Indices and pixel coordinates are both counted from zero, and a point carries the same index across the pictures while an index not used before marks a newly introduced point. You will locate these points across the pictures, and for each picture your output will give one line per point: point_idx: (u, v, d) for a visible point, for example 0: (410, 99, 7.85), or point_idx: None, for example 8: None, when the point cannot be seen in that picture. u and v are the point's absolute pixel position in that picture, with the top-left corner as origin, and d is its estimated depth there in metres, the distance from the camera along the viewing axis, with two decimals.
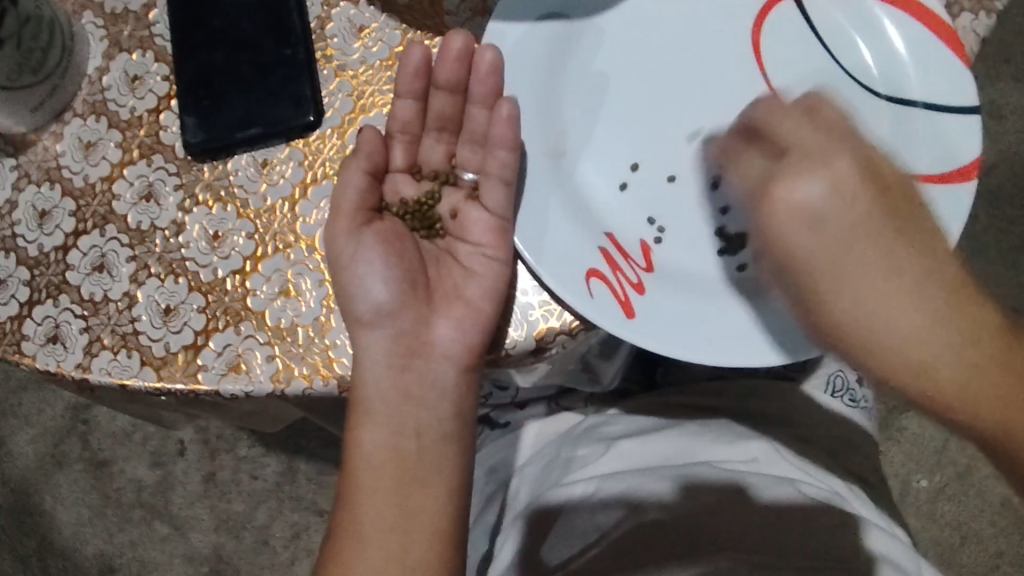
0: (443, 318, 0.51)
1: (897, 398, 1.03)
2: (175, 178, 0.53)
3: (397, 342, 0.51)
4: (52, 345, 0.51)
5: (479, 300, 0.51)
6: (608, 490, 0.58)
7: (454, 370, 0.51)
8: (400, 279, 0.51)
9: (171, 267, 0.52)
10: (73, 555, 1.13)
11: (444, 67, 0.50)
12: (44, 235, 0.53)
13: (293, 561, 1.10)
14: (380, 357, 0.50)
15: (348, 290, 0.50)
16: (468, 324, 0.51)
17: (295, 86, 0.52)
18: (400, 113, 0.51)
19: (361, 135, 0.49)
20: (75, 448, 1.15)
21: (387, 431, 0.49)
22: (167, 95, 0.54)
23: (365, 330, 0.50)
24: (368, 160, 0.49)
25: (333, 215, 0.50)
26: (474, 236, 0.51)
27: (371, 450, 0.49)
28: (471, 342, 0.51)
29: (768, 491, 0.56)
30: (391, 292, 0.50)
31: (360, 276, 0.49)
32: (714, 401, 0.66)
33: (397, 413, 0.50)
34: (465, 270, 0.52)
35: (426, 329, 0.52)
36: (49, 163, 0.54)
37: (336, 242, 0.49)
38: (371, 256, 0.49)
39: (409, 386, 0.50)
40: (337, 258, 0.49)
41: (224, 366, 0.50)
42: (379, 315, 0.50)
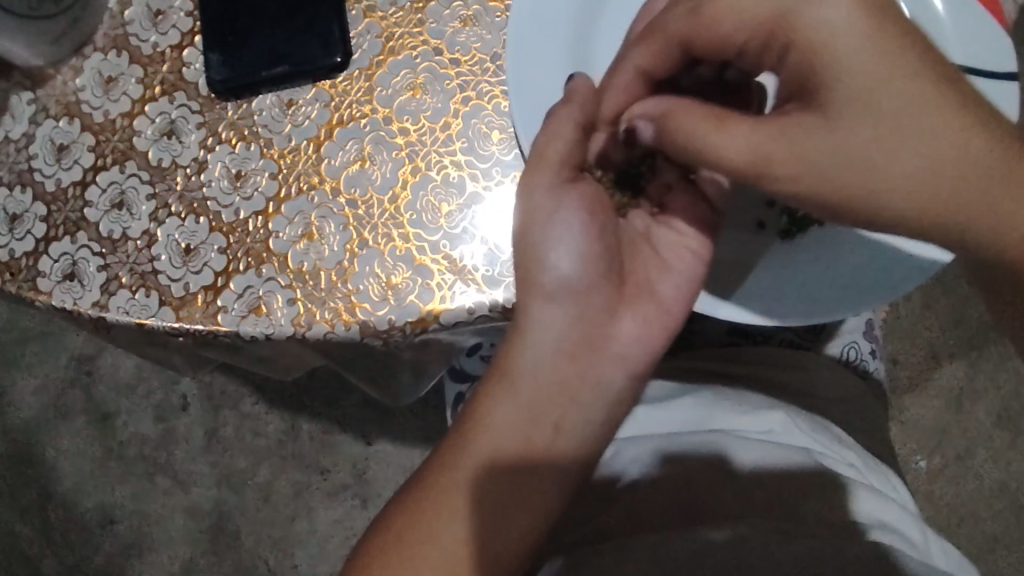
0: (631, 312, 0.51)
1: (902, 378, 1.03)
2: (198, 116, 0.52)
3: (574, 329, 0.49)
4: (69, 283, 0.50)
5: (673, 300, 0.51)
6: (627, 452, 0.59)
7: (624, 376, 0.50)
8: (589, 257, 0.50)
9: (191, 206, 0.51)
10: (74, 506, 1.14)
11: (641, 27, 0.49)
12: (62, 170, 0.52)
13: (294, 518, 1.11)
14: (553, 336, 0.49)
15: (535, 254, 0.48)
16: (654, 324, 0.51)
17: (323, 25, 0.51)
18: (628, 63, 0.50)
19: (574, 83, 0.48)
20: (80, 399, 1.15)
21: (521, 415, 0.47)
22: (191, 31, 0.53)
23: (543, 303, 0.48)
24: (580, 110, 0.47)
25: (535, 160, 0.47)
26: (681, 225, 0.52)
27: (499, 426, 0.47)
28: (647, 344, 0.51)
29: (769, 453, 0.57)
30: (574, 265, 0.49)
31: (550, 240, 0.48)
32: (730, 366, 0.65)
33: (549, 401, 0.48)
34: (660, 264, 0.52)
35: (609, 321, 0.50)
36: (68, 97, 0.53)
37: (534, 194, 0.48)
38: (568, 219, 0.48)
39: (569, 379, 0.48)
40: (530, 217, 0.48)
41: (244, 308, 0.49)
42: (562, 290, 0.49)
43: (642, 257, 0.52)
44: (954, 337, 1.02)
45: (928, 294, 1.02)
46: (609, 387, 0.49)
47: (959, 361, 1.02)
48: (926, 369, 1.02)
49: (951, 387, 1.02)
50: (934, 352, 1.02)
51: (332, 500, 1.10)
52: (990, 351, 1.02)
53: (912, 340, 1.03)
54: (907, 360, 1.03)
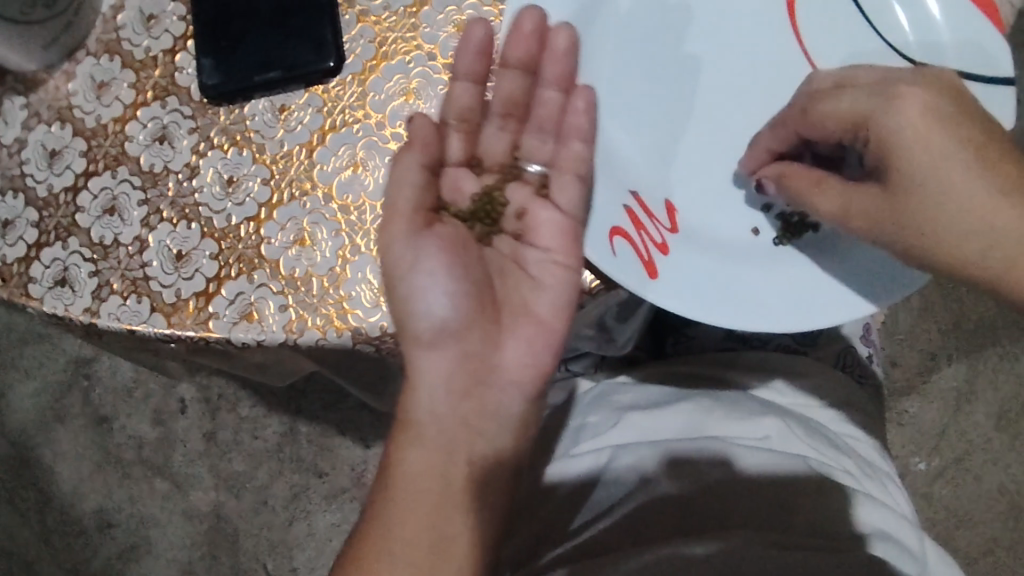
0: (514, 339, 0.52)
1: (901, 380, 1.02)
2: (190, 121, 0.52)
3: (461, 367, 0.50)
4: (60, 288, 0.50)
5: (551, 317, 0.51)
6: (622, 459, 0.58)
7: (520, 399, 0.52)
8: (461, 295, 0.49)
9: (183, 212, 0.51)
10: (72, 510, 1.14)
11: (514, 46, 0.48)
12: (54, 175, 0.52)
13: (292, 521, 1.10)
14: (441, 381, 0.49)
15: (404, 303, 0.48)
16: (539, 345, 0.52)
17: (316, 30, 0.50)
18: (458, 97, 0.50)
19: (414, 123, 0.48)
20: (77, 402, 1.14)
21: (437, 453, 0.48)
22: (183, 36, 0.53)
23: (425, 352, 0.49)
24: (423, 153, 0.48)
25: (387, 214, 0.48)
26: (546, 241, 0.51)
27: (411, 472, 0.47)
28: (537, 364, 0.52)
29: (765, 463, 0.56)
30: (452, 308, 0.49)
31: (420, 289, 0.48)
32: (726, 370, 0.65)
33: (450, 439, 0.49)
34: (532, 284, 0.52)
35: (493, 351, 0.51)
36: (60, 102, 0.53)
37: (393, 246, 0.47)
38: (431, 266, 0.48)
39: (468, 415, 0.50)
40: (393, 268, 0.47)
41: (236, 314, 0.49)
42: (440, 335, 0.49)
43: (514, 282, 0.53)
44: (953, 339, 1.02)
45: (928, 296, 1.02)
46: (510, 410, 0.51)
47: (958, 364, 1.02)
48: (926, 372, 1.02)
49: (950, 390, 1.02)
50: (933, 353, 1.02)
51: (330, 503, 1.10)
52: (989, 352, 1.01)
53: (912, 342, 1.02)
54: (906, 362, 1.02)
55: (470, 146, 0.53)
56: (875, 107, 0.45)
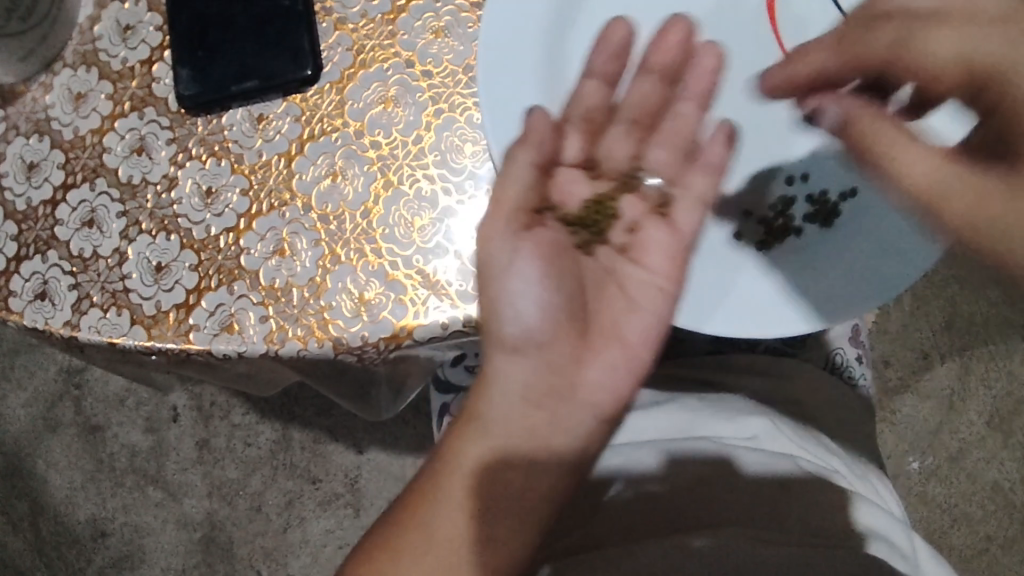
0: (596, 361, 0.52)
1: (893, 379, 1.02)
2: (168, 132, 0.52)
3: (540, 378, 0.51)
4: (40, 302, 0.50)
5: (637, 343, 0.53)
6: (609, 460, 0.59)
7: (592, 418, 0.51)
8: (548, 302, 0.50)
9: (162, 223, 0.51)
10: (66, 519, 1.13)
11: (664, 54, 0.51)
12: (32, 188, 0.52)
13: (286, 528, 1.10)
14: (519, 385, 0.50)
15: (497, 305, 0.48)
16: (620, 368, 0.52)
17: (293, 39, 0.50)
18: (588, 95, 0.51)
19: (534, 120, 0.47)
20: (68, 412, 1.14)
21: (498, 453, 0.49)
22: (160, 46, 0.52)
23: (508, 354, 0.50)
24: (535, 151, 0.47)
25: (493, 206, 0.48)
26: (652, 261, 0.52)
27: (469, 468, 0.48)
28: (614, 388, 0.52)
29: (752, 462, 0.56)
30: (536, 315, 0.50)
31: (512, 292, 0.48)
32: (712, 373, 0.65)
33: (523, 445, 0.49)
34: (625, 304, 0.53)
35: (577, 368, 0.52)
36: (38, 114, 0.52)
37: (491, 247, 0.48)
38: (529, 273, 0.49)
39: (537, 426, 0.50)
40: (487, 269, 0.48)
41: (217, 326, 0.49)
42: (524, 340, 0.50)
43: (605, 302, 0.53)
44: (945, 338, 1.01)
45: (919, 294, 1.01)
46: (580, 427, 0.51)
47: (951, 362, 1.02)
48: (918, 370, 1.02)
49: (943, 388, 1.02)
50: (925, 352, 1.02)
51: (323, 509, 1.09)
52: (980, 351, 1.01)
53: (904, 341, 1.02)
54: (898, 361, 1.02)
55: (589, 151, 0.54)
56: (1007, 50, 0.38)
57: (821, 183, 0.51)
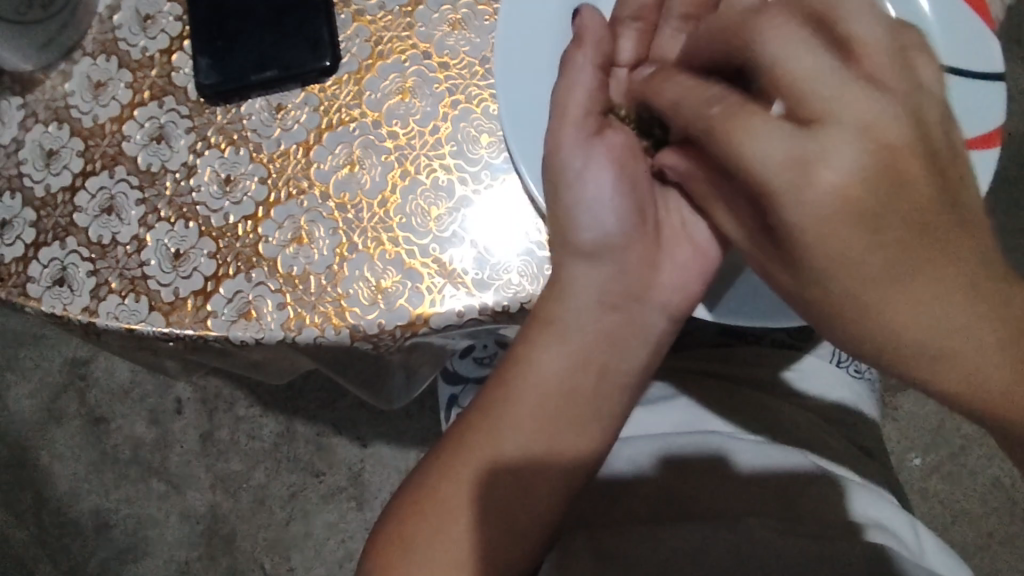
0: (669, 258, 0.50)
1: (895, 376, 1.03)
2: (187, 121, 0.52)
3: (614, 280, 0.49)
4: (58, 288, 0.51)
5: (707, 237, 0.50)
6: (622, 451, 0.59)
7: (666, 318, 0.50)
8: (624, 204, 0.49)
9: (181, 211, 0.51)
10: (70, 510, 1.14)
11: None
12: (51, 175, 0.52)
13: (290, 521, 1.10)
14: (595, 286, 0.48)
15: (569, 211, 0.48)
16: (692, 265, 0.50)
17: (312, 29, 0.51)
18: None
19: (585, 20, 0.48)
20: (74, 403, 1.14)
21: (570, 360, 0.48)
22: (180, 35, 0.53)
23: (580, 259, 0.48)
24: (596, 50, 0.48)
25: (557, 118, 0.48)
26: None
27: (545, 372, 0.47)
28: (688, 289, 0.49)
29: (761, 455, 0.56)
30: (610, 215, 0.49)
31: (585, 195, 0.48)
32: (720, 366, 0.66)
33: (593, 350, 0.48)
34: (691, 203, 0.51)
35: (651, 270, 0.50)
36: (57, 102, 0.53)
37: (564, 152, 0.47)
38: (602, 172, 0.48)
39: (612, 328, 0.49)
40: (559, 174, 0.47)
41: (234, 313, 0.49)
42: (599, 247, 0.48)
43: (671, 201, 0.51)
44: None
45: None
46: (653, 328, 0.49)
47: None
48: None
49: None
50: None
51: (327, 502, 1.10)
52: None
53: None
54: None
55: (644, 49, 0.51)
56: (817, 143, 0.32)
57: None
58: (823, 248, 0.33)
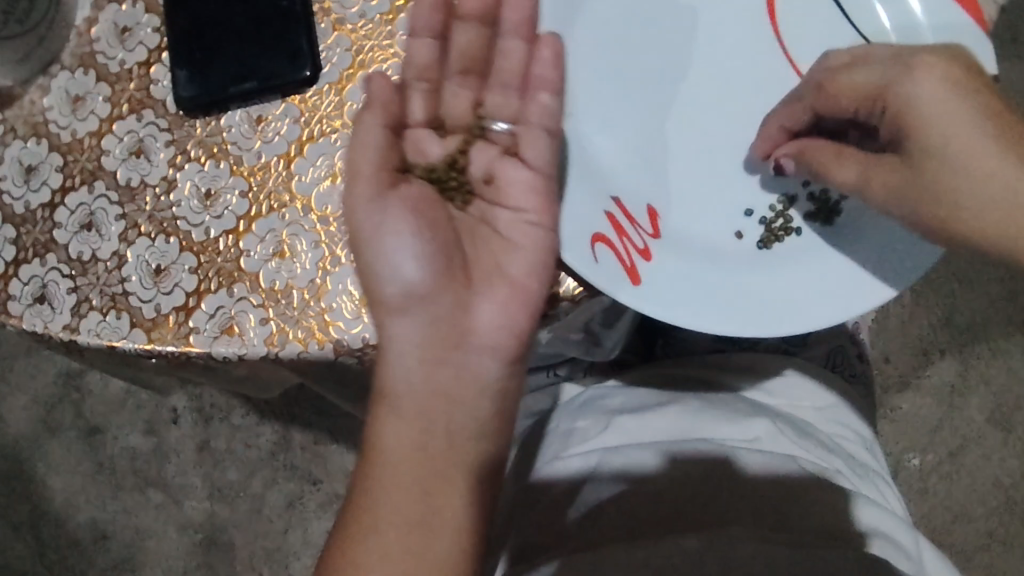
0: (485, 299, 0.49)
1: (893, 376, 1.02)
2: (167, 135, 0.51)
3: (431, 330, 0.47)
4: (39, 306, 0.50)
5: (524, 278, 0.49)
6: (611, 462, 0.57)
7: (497, 364, 0.48)
8: (430, 256, 0.47)
9: (162, 226, 0.50)
10: (67, 522, 1.13)
11: None
12: (30, 192, 0.51)
13: (287, 529, 1.10)
14: (414, 343, 0.47)
15: (372, 266, 0.47)
16: (512, 305, 0.48)
17: (291, 39, 0.50)
18: (418, 54, 0.49)
19: (371, 82, 0.47)
20: (69, 414, 1.13)
21: (414, 425, 0.45)
22: (158, 48, 0.52)
23: (394, 316, 0.47)
24: (383, 113, 0.47)
25: (351, 178, 0.47)
26: (515, 200, 0.50)
27: (391, 444, 0.45)
28: (514, 327, 0.48)
29: (756, 462, 0.56)
30: (420, 270, 0.47)
31: (388, 251, 0.46)
32: (714, 372, 0.65)
33: (431, 408, 0.46)
34: (502, 243, 0.50)
35: (464, 315, 0.48)
36: (36, 117, 0.52)
37: (358, 212, 0.46)
38: (399, 227, 0.46)
39: (442, 385, 0.47)
40: (358, 233, 0.46)
41: (216, 329, 0.48)
42: (409, 299, 0.47)
43: (480, 242, 0.51)
44: (943, 335, 1.01)
45: (919, 290, 1.01)
46: (484, 377, 0.48)
47: (951, 358, 1.01)
48: (918, 367, 1.02)
49: (943, 384, 1.02)
50: (926, 348, 1.02)
51: (324, 511, 1.09)
52: (981, 347, 1.01)
53: (905, 339, 1.02)
54: (898, 359, 1.02)
55: (433, 108, 0.52)
56: (891, 78, 0.46)
57: (822, 183, 0.51)
58: (954, 124, 0.44)
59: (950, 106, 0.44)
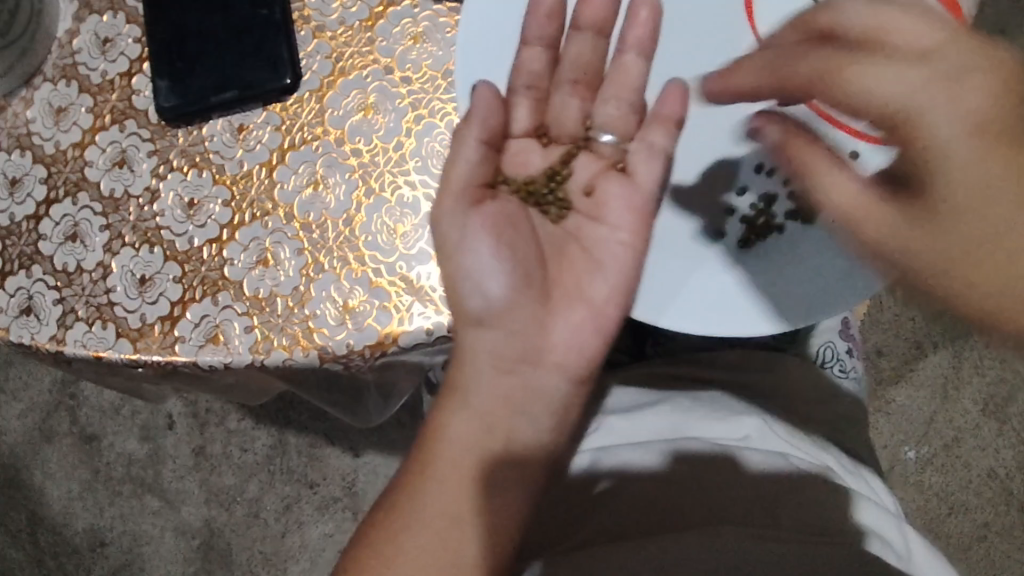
0: (563, 317, 0.50)
1: (886, 369, 1.02)
2: (149, 145, 0.52)
3: (509, 344, 0.48)
4: (25, 317, 0.50)
5: (604, 302, 0.50)
6: (606, 463, 0.58)
7: (565, 381, 0.49)
8: (516, 269, 0.49)
9: (145, 236, 0.51)
10: (64, 530, 1.13)
11: (592, 11, 0.49)
12: (15, 204, 0.52)
13: (284, 533, 1.10)
14: (492, 352, 0.48)
15: (456, 277, 0.48)
16: (587, 326, 0.50)
17: (271, 48, 0.50)
18: (528, 62, 0.49)
19: (476, 95, 0.45)
20: (64, 422, 1.13)
21: (479, 425, 0.46)
22: (140, 58, 0.52)
23: (474, 328, 0.48)
24: (482, 128, 0.46)
25: (441, 188, 0.48)
26: (611, 219, 0.50)
27: (454, 441, 0.46)
28: (587, 350, 0.50)
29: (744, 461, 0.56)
30: (506, 284, 0.48)
31: (473, 264, 0.47)
32: (705, 370, 0.65)
33: (498, 416, 0.47)
34: (590, 264, 0.51)
35: (543, 329, 0.50)
36: (19, 129, 0.52)
37: (443, 224, 0.47)
38: (485, 241, 0.48)
39: (512, 394, 0.48)
40: (444, 245, 0.48)
41: (202, 337, 0.49)
42: (490, 312, 0.48)
43: (567, 263, 0.51)
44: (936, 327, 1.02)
45: None
46: (552, 393, 0.49)
47: (944, 351, 1.02)
48: (911, 360, 1.02)
49: (937, 376, 1.02)
50: (918, 341, 1.02)
51: (321, 514, 1.09)
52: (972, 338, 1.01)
53: (897, 332, 1.02)
54: (891, 352, 1.02)
55: (537, 117, 0.52)
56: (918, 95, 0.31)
57: None
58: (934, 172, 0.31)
59: (939, 138, 0.30)
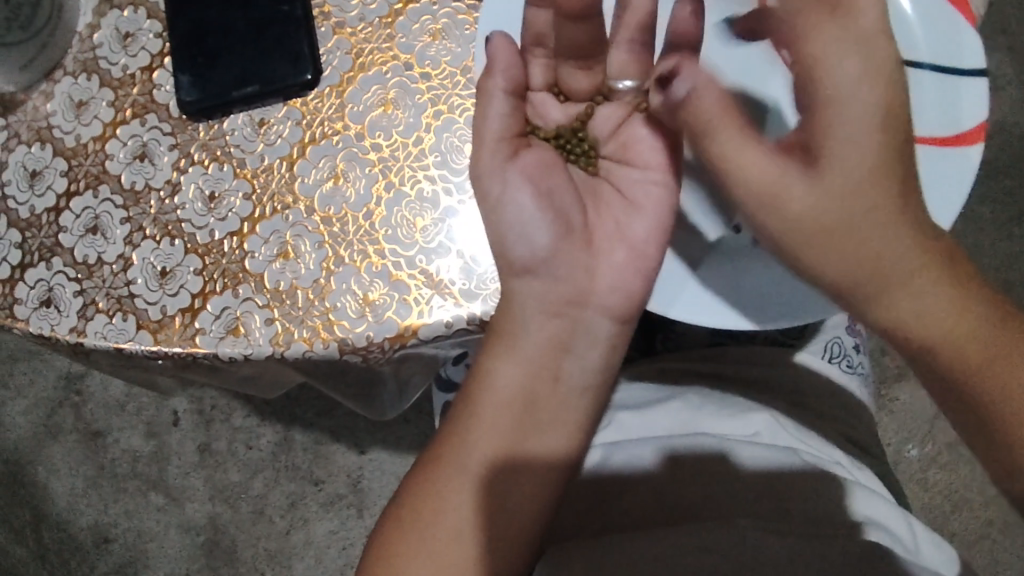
0: (607, 259, 0.49)
1: (891, 367, 1.03)
2: (170, 138, 0.52)
3: (554, 290, 0.48)
4: (45, 309, 0.50)
5: (646, 242, 0.49)
6: (617, 457, 0.58)
7: (610, 321, 0.49)
8: (557, 214, 0.49)
9: (166, 228, 0.51)
10: (69, 526, 1.14)
11: None
12: (35, 197, 0.52)
13: (289, 530, 1.10)
14: (536, 300, 0.48)
15: (502, 232, 0.48)
16: (632, 267, 0.49)
17: (292, 44, 0.51)
18: (534, 21, 0.47)
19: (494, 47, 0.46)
20: (69, 418, 1.14)
21: (523, 372, 0.47)
22: (160, 53, 0.53)
23: (518, 279, 0.48)
24: (505, 76, 0.46)
25: (476, 147, 0.48)
26: (643, 159, 0.50)
27: (501, 389, 0.47)
28: (631, 288, 0.49)
29: (751, 457, 0.56)
30: (548, 230, 0.48)
31: (514, 214, 0.48)
32: (717, 367, 0.66)
33: (546, 362, 0.48)
34: (627, 206, 0.50)
35: (590, 271, 0.49)
36: (39, 122, 0.53)
37: (484, 180, 0.48)
38: (523, 188, 0.48)
39: (560, 336, 0.48)
40: (484, 199, 0.48)
41: (222, 329, 0.49)
42: (536, 260, 0.48)
43: (605, 208, 0.51)
44: None
45: None
46: (600, 334, 0.49)
47: None
48: None
49: None
50: None
51: (326, 510, 1.09)
52: None
53: None
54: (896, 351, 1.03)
55: (552, 74, 0.51)
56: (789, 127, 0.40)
57: None
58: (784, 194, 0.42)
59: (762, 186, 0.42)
